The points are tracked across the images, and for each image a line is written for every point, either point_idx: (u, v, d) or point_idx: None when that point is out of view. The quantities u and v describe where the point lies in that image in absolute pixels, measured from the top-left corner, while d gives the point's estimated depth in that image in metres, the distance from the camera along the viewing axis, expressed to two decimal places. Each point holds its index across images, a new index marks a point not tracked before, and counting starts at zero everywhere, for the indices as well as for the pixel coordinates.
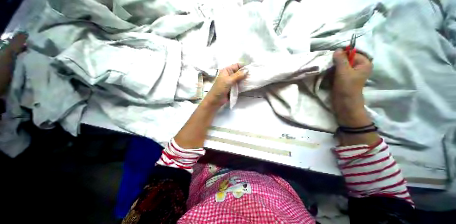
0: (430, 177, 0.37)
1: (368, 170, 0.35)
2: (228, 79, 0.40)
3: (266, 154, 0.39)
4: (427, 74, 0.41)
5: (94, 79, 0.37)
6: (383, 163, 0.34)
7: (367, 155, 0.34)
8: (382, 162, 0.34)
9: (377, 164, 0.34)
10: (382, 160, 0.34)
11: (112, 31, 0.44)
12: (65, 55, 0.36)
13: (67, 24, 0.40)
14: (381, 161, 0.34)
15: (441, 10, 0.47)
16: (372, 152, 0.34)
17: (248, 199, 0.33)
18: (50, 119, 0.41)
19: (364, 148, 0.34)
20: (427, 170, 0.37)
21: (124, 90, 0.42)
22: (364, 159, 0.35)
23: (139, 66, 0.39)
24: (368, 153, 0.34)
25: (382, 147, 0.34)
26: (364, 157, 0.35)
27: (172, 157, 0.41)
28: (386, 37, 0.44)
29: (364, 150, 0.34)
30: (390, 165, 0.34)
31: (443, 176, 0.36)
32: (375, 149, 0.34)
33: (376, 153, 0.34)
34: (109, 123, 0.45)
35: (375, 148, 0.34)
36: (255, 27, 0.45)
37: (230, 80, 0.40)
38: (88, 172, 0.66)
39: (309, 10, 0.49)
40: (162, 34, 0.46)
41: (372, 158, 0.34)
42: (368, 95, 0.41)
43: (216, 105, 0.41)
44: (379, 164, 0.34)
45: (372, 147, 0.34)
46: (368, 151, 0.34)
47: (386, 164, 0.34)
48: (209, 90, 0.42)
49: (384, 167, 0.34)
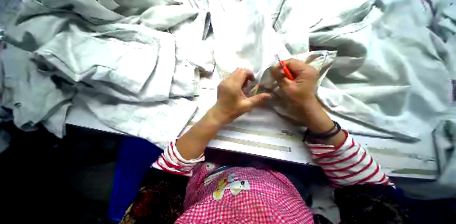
0: (422, 169, 0.39)
1: (340, 166, 0.38)
2: (249, 101, 0.37)
3: (263, 150, 0.39)
4: (419, 70, 0.41)
5: (79, 75, 0.33)
6: (353, 160, 0.37)
7: (336, 154, 0.37)
8: (352, 159, 0.37)
9: (347, 161, 0.37)
10: (351, 157, 0.37)
11: (97, 22, 0.40)
12: (45, 48, 0.33)
13: (47, 15, 0.36)
14: (349, 158, 0.37)
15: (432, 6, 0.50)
16: (340, 151, 0.36)
17: (245, 196, 0.31)
18: (32, 120, 0.38)
19: (331, 149, 0.36)
20: (419, 161, 0.40)
21: (114, 87, 0.39)
22: (335, 157, 0.37)
23: (129, 60, 0.37)
24: (335, 153, 0.36)
25: (347, 145, 0.36)
26: (335, 155, 0.37)
27: (174, 166, 0.39)
28: (380, 34, 0.45)
29: (331, 151, 0.36)
30: (360, 160, 0.37)
31: (434, 167, 0.39)
32: (341, 149, 0.36)
33: (344, 151, 0.36)
34: (98, 122, 0.43)
35: (341, 148, 0.36)
36: (254, 27, 0.42)
37: (252, 102, 0.38)
38: (76, 176, 0.75)
39: (308, 4, 0.45)
40: (153, 26, 0.44)
41: (342, 155, 0.37)
42: (365, 93, 0.42)
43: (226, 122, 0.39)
44: (348, 160, 0.37)
45: (338, 147, 0.36)
46: (335, 151, 0.36)
47: (355, 160, 0.37)
48: (218, 101, 0.38)
49: (354, 163, 0.37)
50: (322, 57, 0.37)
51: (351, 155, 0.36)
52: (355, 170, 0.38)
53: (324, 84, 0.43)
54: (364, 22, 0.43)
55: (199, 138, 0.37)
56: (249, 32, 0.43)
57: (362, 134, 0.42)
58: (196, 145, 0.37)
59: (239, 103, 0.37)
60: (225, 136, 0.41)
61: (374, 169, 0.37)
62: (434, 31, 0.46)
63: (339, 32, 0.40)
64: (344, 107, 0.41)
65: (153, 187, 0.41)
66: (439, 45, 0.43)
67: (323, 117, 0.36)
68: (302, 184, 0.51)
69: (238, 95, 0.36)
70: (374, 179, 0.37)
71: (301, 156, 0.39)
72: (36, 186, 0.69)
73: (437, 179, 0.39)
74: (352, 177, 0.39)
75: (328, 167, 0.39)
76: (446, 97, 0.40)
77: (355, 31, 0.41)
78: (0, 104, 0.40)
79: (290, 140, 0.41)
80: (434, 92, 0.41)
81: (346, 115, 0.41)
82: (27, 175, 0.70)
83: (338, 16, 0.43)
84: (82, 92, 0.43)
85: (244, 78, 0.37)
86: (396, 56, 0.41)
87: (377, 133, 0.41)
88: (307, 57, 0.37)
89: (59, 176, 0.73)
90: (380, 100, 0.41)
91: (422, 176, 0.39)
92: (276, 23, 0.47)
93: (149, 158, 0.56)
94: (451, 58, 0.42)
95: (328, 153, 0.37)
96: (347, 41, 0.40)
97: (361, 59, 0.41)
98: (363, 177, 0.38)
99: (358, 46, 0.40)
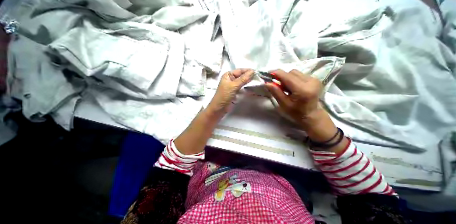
0: (427, 181, 0.39)
1: (342, 175, 0.38)
2: (237, 84, 0.36)
3: (267, 153, 0.39)
4: (428, 80, 0.40)
5: (91, 70, 0.34)
6: (354, 168, 0.36)
7: (337, 162, 0.37)
8: (354, 167, 0.36)
9: (349, 169, 0.37)
10: (353, 165, 0.36)
11: (110, 19, 0.41)
12: (59, 42, 0.33)
13: (63, 10, 0.37)
14: (351, 167, 0.37)
15: (441, 18, 0.50)
16: (341, 159, 0.36)
17: (247, 198, 0.32)
18: (41, 111, 0.40)
19: (333, 156, 0.36)
20: (425, 172, 0.39)
21: (122, 83, 0.40)
22: (336, 165, 0.37)
23: (139, 58, 0.38)
24: (337, 160, 0.36)
25: (349, 154, 0.36)
26: (335, 163, 0.37)
27: (172, 162, 0.41)
28: (389, 42, 0.44)
29: (332, 158, 0.36)
30: (362, 169, 0.36)
31: (439, 179, 0.39)
32: (342, 156, 0.36)
33: (345, 159, 0.36)
34: (106, 117, 0.43)
35: (342, 156, 0.36)
36: (263, 31, 0.42)
37: (238, 85, 0.36)
38: (80, 169, 0.74)
39: (318, 9, 0.46)
40: (164, 26, 0.44)
41: (344, 163, 0.37)
42: (374, 100, 0.41)
43: (216, 119, 0.39)
44: (350, 169, 0.37)
45: (339, 155, 0.36)
46: (337, 158, 0.36)
47: (357, 169, 0.36)
48: (212, 100, 0.38)
49: (357, 171, 0.37)
50: (331, 62, 0.36)
51: (353, 164, 0.36)
52: (357, 179, 0.37)
53: (332, 90, 0.43)
54: (374, 29, 0.41)
55: (191, 131, 0.38)
56: (258, 36, 0.43)
57: (366, 142, 0.42)
58: (189, 140, 0.38)
59: (223, 86, 0.37)
60: (223, 135, 0.41)
61: (377, 179, 0.37)
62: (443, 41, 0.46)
63: (349, 38, 0.40)
64: (351, 115, 0.41)
65: (157, 187, 0.41)
66: (449, 56, 0.42)
67: (327, 125, 0.36)
68: (303, 187, 0.51)
69: (222, 79, 0.37)
70: (377, 188, 0.37)
71: (305, 161, 0.39)
72: (41, 180, 0.70)
73: (442, 191, 0.39)
74: (355, 186, 0.38)
75: (329, 174, 0.39)
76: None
77: (362, 39, 0.39)
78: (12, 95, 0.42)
79: (293, 144, 0.41)
80: (441, 101, 0.40)
81: (352, 122, 0.41)
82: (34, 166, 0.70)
83: (348, 23, 0.43)
84: (92, 86, 0.44)
85: (232, 73, 0.38)
86: (405, 64, 0.41)
87: (383, 142, 0.41)
88: (319, 60, 0.37)
89: (62, 168, 0.73)
90: (387, 108, 0.41)
91: (427, 187, 0.39)
92: (284, 27, 0.46)
93: (148, 154, 0.58)
94: None
95: (330, 160, 0.37)
96: (357, 48, 0.39)
97: (368, 66, 0.41)
98: (366, 186, 0.37)
99: (366, 53, 0.39)
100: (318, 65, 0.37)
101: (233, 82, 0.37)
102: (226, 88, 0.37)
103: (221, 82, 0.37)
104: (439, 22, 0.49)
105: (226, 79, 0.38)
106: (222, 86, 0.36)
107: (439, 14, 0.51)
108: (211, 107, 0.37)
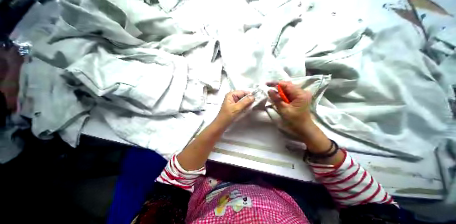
0: (427, 188, 0.40)
1: (343, 186, 0.39)
2: (238, 107, 0.40)
3: (265, 165, 0.41)
4: (414, 90, 0.43)
5: (102, 90, 0.38)
6: (353, 180, 0.38)
7: (337, 174, 0.38)
8: (353, 178, 0.38)
9: (348, 181, 0.38)
10: (352, 177, 0.38)
11: (121, 46, 0.46)
12: (75, 66, 0.38)
13: (79, 38, 0.42)
14: (350, 178, 0.38)
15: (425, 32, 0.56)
16: (341, 171, 0.38)
17: (248, 213, 0.33)
18: (50, 129, 0.43)
19: (331, 168, 0.38)
20: (424, 180, 0.41)
21: (130, 102, 0.43)
22: (336, 177, 0.39)
23: (148, 79, 0.42)
24: (337, 172, 0.38)
25: (347, 165, 0.38)
26: (336, 175, 0.39)
27: (175, 178, 0.42)
28: (374, 57, 0.48)
29: (331, 170, 0.38)
30: (360, 180, 0.38)
31: (440, 186, 0.40)
32: (341, 168, 0.38)
33: (344, 171, 0.38)
34: (112, 134, 0.46)
35: (341, 167, 0.38)
36: (256, 53, 0.47)
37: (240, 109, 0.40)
38: (81, 188, 0.70)
39: (305, 32, 0.51)
40: (170, 51, 0.49)
41: (343, 175, 0.38)
42: (365, 112, 0.44)
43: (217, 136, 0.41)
44: (350, 181, 0.38)
45: (338, 167, 0.38)
46: (336, 170, 0.38)
47: (355, 180, 0.38)
48: (215, 119, 0.41)
49: (356, 183, 0.38)
50: (319, 81, 0.40)
51: (352, 174, 0.38)
52: (357, 190, 0.39)
53: (323, 103, 0.46)
54: (354, 49, 0.47)
55: (193, 146, 0.40)
56: (254, 57, 0.47)
57: (362, 152, 0.43)
58: (191, 155, 0.40)
59: (227, 107, 0.40)
60: (228, 150, 0.43)
61: (376, 189, 0.38)
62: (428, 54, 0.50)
63: (332, 58, 0.44)
64: (343, 125, 0.44)
65: (157, 201, 0.41)
66: (433, 66, 0.47)
67: (322, 139, 0.38)
68: (308, 205, 0.51)
69: (226, 101, 0.41)
70: (376, 198, 0.38)
71: (304, 173, 0.41)
72: (40, 206, 0.62)
73: (444, 199, 0.40)
74: (354, 198, 0.40)
75: (331, 186, 0.41)
76: (445, 116, 0.42)
77: (344, 57, 0.45)
78: (21, 112, 0.44)
79: (291, 157, 0.43)
80: (432, 111, 0.42)
81: (346, 132, 0.44)
82: (35, 185, 0.63)
83: (333, 43, 0.48)
84: (101, 105, 0.47)
85: (235, 94, 0.42)
86: (391, 78, 0.44)
87: (379, 152, 0.43)
88: (308, 79, 0.41)
89: (64, 188, 0.69)
90: (378, 118, 0.44)
91: (429, 196, 0.40)
92: (275, 49, 0.50)
93: (145, 171, 0.57)
94: (446, 79, 0.45)
95: (331, 173, 0.38)
96: (340, 65, 0.44)
97: (354, 81, 0.44)
98: (364, 198, 0.39)
99: (350, 70, 0.44)
100: (306, 84, 0.41)
101: (235, 105, 0.41)
102: (230, 111, 0.40)
103: (225, 104, 0.41)
104: (424, 36, 0.54)
105: (230, 102, 0.41)
106: (227, 109, 0.40)
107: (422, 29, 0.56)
108: (216, 125, 0.40)
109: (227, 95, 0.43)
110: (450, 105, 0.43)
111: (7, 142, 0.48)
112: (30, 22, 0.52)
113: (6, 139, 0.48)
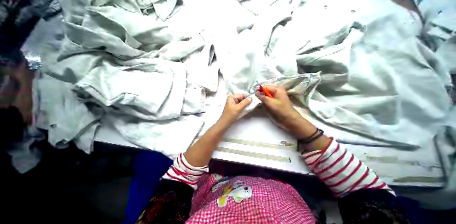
0: (427, 176, 0.41)
1: (332, 171, 0.41)
2: (239, 107, 0.44)
3: (259, 160, 0.44)
4: (409, 79, 0.44)
5: (109, 100, 0.41)
6: (340, 164, 0.40)
7: (324, 159, 0.40)
8: (339, 162, 0.40)
9: (336, 165, 0.40)
10: (339, 161, 0.40)
11: (125, 58, 0.49)
12: (84, 82, 0.41)
13: (84, 53, 0.46)
14: (337, 162, 0.40)
15: (421, 18, 0.55)
16: (327, 155, 0.40)
17: (248, 202, 0.36)
18: (65, 138, 0.46)
19: (318, 154, 0.40)
20: (424, 168, 0.41)
21: (136, 109, 0.46)
22: (324, 162, 0.40)
23: (148, 88, 0.44)
24: (324, 156, 0.40)
25: (332, 149, 0.40)
26: (323, 161, 0.40)
27: (181, 173, 0.44)
28: (367, 48, 0.49)
29: (319, 156, 0.40)
30: (347, 163, 0.40)
31: (440, 174, 0.41)
32: (327, 152, 0.40)
33: (330, 155, 0.40)
34: (122, 139, 0.49)
35: (327, 151, 0.40)
36: (248, 55, 0.49)
37: (241, 108, 0.44)
38: (93, 188, 0.77)
39: (295, 30, 0.53)
40: (169, 58, 0.52)
41: (330, 160, 0.40)
42: (360, 105, 0.45)
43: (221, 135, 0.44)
44: (337, 165, 0.40)
45: (324, 151, 0.40)
46: (323, 155, 0.40)
47: (343, 164, 0.40)
48: (218, 120, 0.44)
49: (343, 167, 0.40)
50: (307, 79, 0.43)
51: (339, 158, 0.40)
52: (346, 174, 0.40)
53: (318, 98, 0.47)
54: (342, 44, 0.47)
55: (199, 145, 0.43)
56: (247, 58, 0.49)
57: (359, 143, 0.45)
58: (198, 154, 0.43)
59: (230, 108, 0.44)
60: (224, 147, 0.46)
61: (364, 172, 0.39)
62: (425, 41, 0.50)
63: (321, 54, 0.45)
64: (337, 119, 0.45)
65: (163, 197, 0.46)
66: (428, 53, 0.45)
67: (309, 128, 0.42)
68: None
69: (228, 103, 0.45)
70: (367, 181, 0.39)
71: (301, 166, 0.43)
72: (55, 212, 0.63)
73: (445, 187, 0.40)
74: (345, 183, 0.41)
75: (322, 173, 0.42)
76: (442, 103, 0.42)
77: (334, 53, 0.45)
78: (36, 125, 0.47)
79: (287, 150, 0.45)
80: (430, 99, 0.43)
81: (340, 125, 0.45)
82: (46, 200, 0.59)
83: (325, 38, 0.49)
84: (110, 113, 0.50)
85: (235, 98, 0.46)
86: (383, 68, 0.45)
87: (374, 142, 0.44)
88: (298, 78, 0.44)
89: (77, 193, 0.73)
90: (373, 109, 0.45)
91: (430, 183, 0.40)
92: (267, 49, 0.50)
93: (157, 173, 0.60)
94: (441, 66, 0.44)
95: (319, 159, 0.40)
96: (328, 61, 0.45)
97: (343, 76, 0.45)
98: (355, 181, 0.40)
99: (339, 65, 0.44)
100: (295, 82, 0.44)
101: (236, 105, 0.44)
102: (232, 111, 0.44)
103: (227, 105, 0.45)
104: (420, 22, 0.54)
105: (231, 103, 0.45)
106: (229, 109, 0.43)
107: (418, 15, 0.56)
108: (220, 124, 0.43)
109: (228, 98, 0.46)
110: (448, 92, 0.43)
111: (26, 153, 0.47)
112: (36, 35, 0.56)
113: (24, 150, 0.47)
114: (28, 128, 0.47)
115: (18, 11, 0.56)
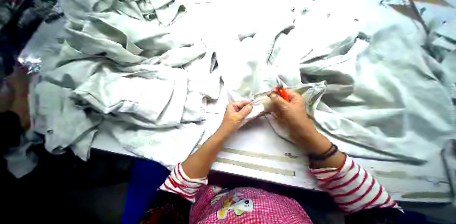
0: (435, 192, 0.39)
1: (347, 189, 0.39)
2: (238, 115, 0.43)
3: (259, 172, 0.42)
4: (416, 91, 0.43)
5: (109, 107, 0.39)
6: (355, 182, 0.38)
7: (341, 176, 0.38)
8: (355, 180, 0.38)
9: (351, 183, 0.38)
10: (354, 178, 0.38)
11: (126, 64, 0.48)
12: (82, 89, 0.41)
13: (83, 60, 0.45)
14: (352, 180, 0.38)
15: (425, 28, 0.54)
16: (343, 172, 0.38)
17: (247, 216, 0.35)
18: (62, 144, 0.45)
19: (334, 171, 0.38)
20: (430, 183, 0.39)
21: (135, 117, 0.45)
22: (339, 180, 0.39)
23: (149, 96, 0.44)
24: (340, 174, 0.38)
25: (348, 166, 0.38)
26: (338, 178, 0.39)
27: (178, 185, 0.43)
28: (372, 58, 0.48)
29: (334, 173, 0.38)
30: (362, 181, 0.38)
31: (447, 189, 0.39)
32: (343, 170, 0.38)
33: (346, 173, 0.38)
34: (119, 146, 0.47)
35: (343, 169, 0.38)
36: (252, 63, 0.48)
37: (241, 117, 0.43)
38: (89, 195, 0.70)
39: (298, 39, 0.53)
40: (170, 65, 0.51)
41: (345, 178, 0.38)
42: (364, 116, 0.44)
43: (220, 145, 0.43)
44: (352, 183, 0.38)
45: (341, 169, 0.38)
46: (339, 172, 0.38)
47: (358, 182, 0.38)
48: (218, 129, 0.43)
49: (358, 185, 0.38)
50: (311, 88, 0.43)
51: (353, 176, 0.38)
52: (360, 193, 0.39)
53: (322, 109, 0.47)
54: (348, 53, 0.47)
55: (198, 157, 0.41)
56: (250, 66, 0.49)
57: (364, 157, 0.43)
58: (196, 166, 0.41)
59: (229, 117, 0.43)
60: (224, 158, 0.44)
61: (378, 191, 0.38)
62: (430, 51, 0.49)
63: (326, 64, 0.45)
64: (342, 131, 0.44)
65: (161, 209, 0.55)
66: (433, 65, 0.45)
67: (321, 141, 0.40)
68: (315, 209, 0.50)
69: (228, 112, 0.43)
70: (378, 200, 0.38)
71: (307, 180, 0.42)
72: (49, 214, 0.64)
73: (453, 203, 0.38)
74: (357, 201, 0.40)
75: (336, 190, 0.40)
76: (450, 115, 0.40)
77: (341, 62, 0.45)
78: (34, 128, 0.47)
79: (293, 163, 0.43)
80: (434, 111, 0.41)
81: (346, 138, 0.44)
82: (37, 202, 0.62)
83: (328, 47, 0.49)
84: (109, 120, 0.48)
85: (235, 105, 0.45)
86: (388, 79, 0.44)
87: (380, 156, 0.43)
88: (300, 87, 0.44)
89: (74, 197, 0.69)
90: (378, 122, 0.44)
91: (437, 199, 0.39)
92: (269, 57, 0.50)
93: (154, 180, 0.55)
94: (447, 77, 0.43)
95: (332, 176, 0.39)
96: (335, 72, 0.44)
97: (349, 87, 0.45)
98: (368, 200, 0.39)
99: (346, 76, 0.44)
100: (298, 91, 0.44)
101: (237, 114, 0.43)
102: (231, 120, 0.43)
103: (227, 113, 0.44)
104: (423, 32, 0.53)
105: (232, 111, 0.44)
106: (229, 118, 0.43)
107: (421, 24, 0.55)
108: (221, 133, 0.42)
109: (228, 106, 0.46)
110: None
111: (22, 158, 0.50)
112: (37, 39, 0.56)
113: (21, 154, 0.50)
114: (25, 133, 0.48)
115: (21, 13, 0.57)
